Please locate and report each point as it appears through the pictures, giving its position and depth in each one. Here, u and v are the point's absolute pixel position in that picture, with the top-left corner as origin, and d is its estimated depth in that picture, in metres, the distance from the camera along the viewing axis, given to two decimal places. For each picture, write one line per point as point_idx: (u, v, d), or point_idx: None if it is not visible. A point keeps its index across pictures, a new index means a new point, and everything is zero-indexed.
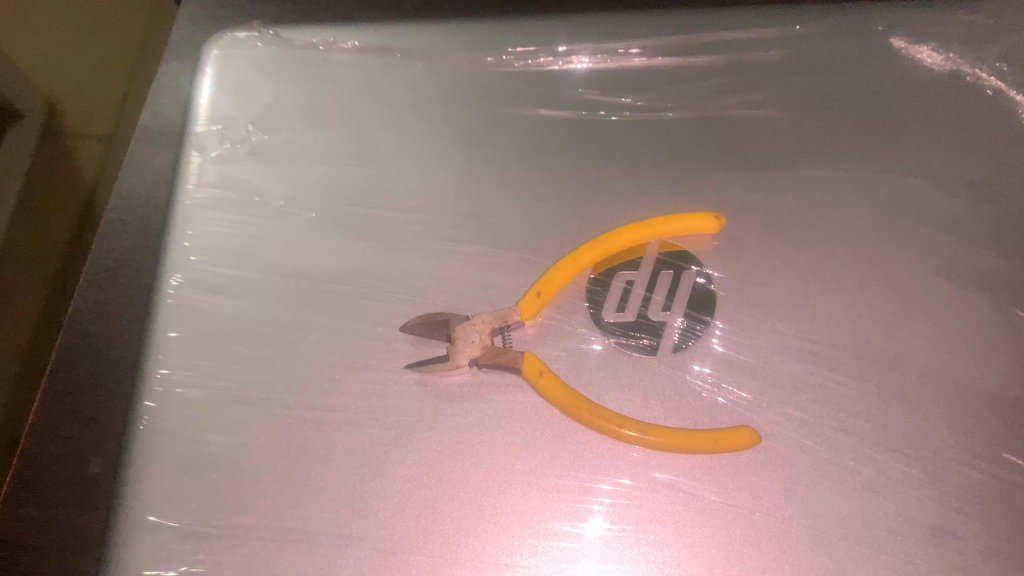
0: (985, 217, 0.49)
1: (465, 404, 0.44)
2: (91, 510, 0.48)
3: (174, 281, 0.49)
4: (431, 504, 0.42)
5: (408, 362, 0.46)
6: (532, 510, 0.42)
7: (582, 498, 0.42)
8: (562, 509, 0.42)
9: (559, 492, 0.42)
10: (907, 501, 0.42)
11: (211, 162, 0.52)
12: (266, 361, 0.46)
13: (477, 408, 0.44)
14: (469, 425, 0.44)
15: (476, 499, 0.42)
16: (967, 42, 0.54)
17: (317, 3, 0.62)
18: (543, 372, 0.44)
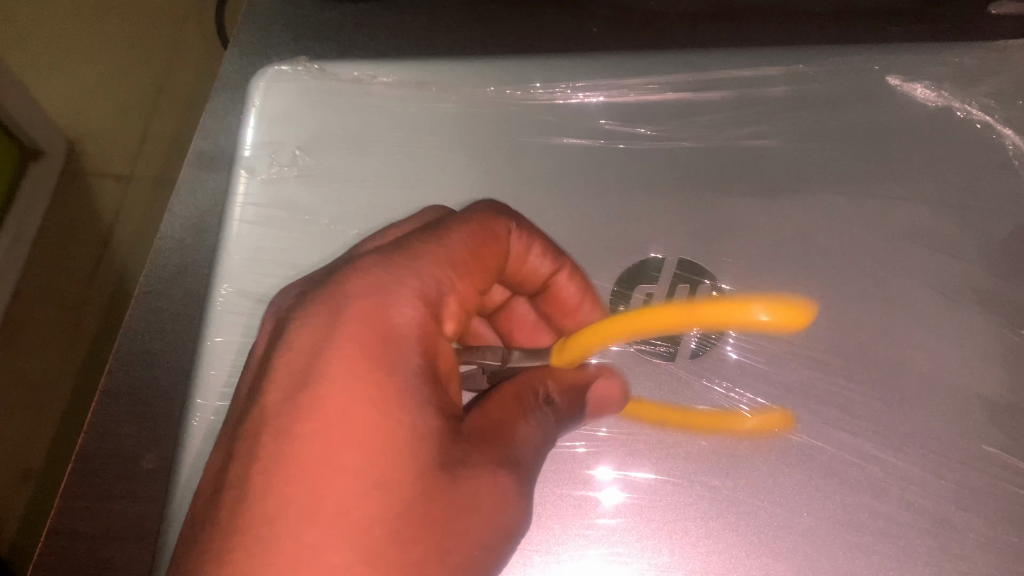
0: (978, 238, 0.54)
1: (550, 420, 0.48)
2: (145, 501, 0.51)
3: (222, 289, 0.54)
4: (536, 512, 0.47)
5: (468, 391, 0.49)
6: (543, 500, 0.47)
7: (590, 489, 0.47)
8: (575, 500, 0.47)
9: (568, 483, 0.47)
10: (911, 497, 0.47)
11: (261, 184, 0.57)
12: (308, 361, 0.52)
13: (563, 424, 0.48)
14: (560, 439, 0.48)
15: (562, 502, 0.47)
16: (957, 81, 0.57)
17: (357, 41, 0.67)
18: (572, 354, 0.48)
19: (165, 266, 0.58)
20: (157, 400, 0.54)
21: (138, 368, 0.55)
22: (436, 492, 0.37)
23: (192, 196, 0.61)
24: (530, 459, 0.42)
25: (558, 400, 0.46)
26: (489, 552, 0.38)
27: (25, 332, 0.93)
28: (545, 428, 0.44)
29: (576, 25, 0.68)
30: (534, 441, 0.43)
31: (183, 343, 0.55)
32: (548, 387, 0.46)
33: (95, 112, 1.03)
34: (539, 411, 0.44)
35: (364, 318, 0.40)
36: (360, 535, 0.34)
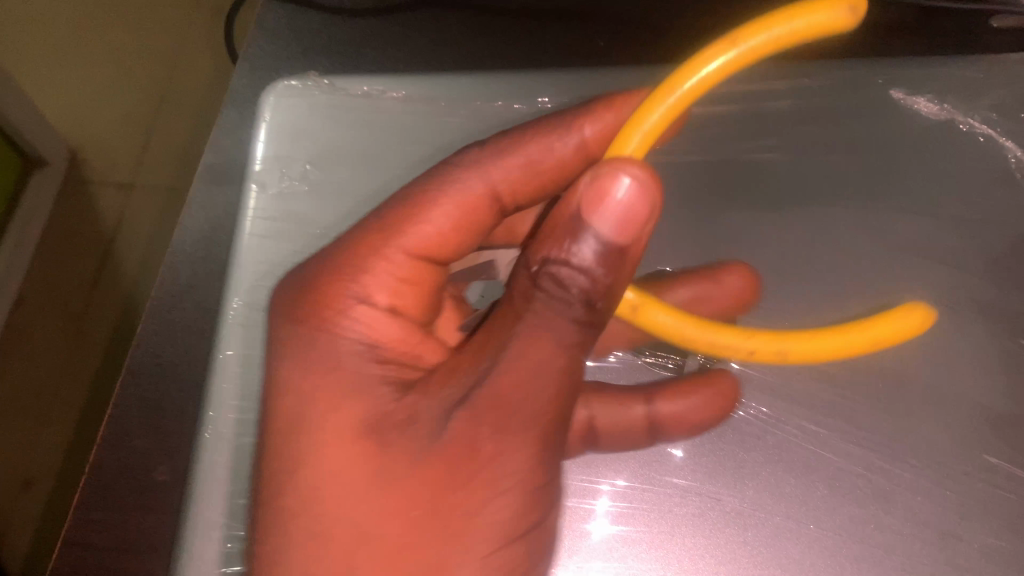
0: (981, 250, 0.54)
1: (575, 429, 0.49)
2: (159, 514, 0.52)
3: (235, 302, 0.54)
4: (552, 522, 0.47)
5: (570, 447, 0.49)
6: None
7: (591, 501, 0.48)
8: (577, 511, 0.47)
9: (568, 497, 0.48)
10: (915, 508, 0.48)
11: (271, 199, 0.57)
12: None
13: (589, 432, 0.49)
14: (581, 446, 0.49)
15: (573, 509, 0.47)
16: (962, 94, 0.58)
17: (365, 56, 0.68)
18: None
19: (177, 278, 0.59)
20: (170, 412, 0.54)
21: (149, 380, 0.55)
22: (389, 430, 0.41)
23: (203, 209, 0.61)
24: (518, 370, 0.39)
25: (570, 271, 0.38)
26: (494, 488, 0.39)
27: (26, 342, 0.86)
28: (551, 320, 0.39)
29: (582, 39, 0.69)
30: (530, 345, 0.39)
31: (195, 356, 0.56)
32: (555, 255, 0.39)
33: (96, 119, 0.95)
34: (542, 292, 0.39)
35: (302, 303, 0.47)
36: (359, 488, 0.40)
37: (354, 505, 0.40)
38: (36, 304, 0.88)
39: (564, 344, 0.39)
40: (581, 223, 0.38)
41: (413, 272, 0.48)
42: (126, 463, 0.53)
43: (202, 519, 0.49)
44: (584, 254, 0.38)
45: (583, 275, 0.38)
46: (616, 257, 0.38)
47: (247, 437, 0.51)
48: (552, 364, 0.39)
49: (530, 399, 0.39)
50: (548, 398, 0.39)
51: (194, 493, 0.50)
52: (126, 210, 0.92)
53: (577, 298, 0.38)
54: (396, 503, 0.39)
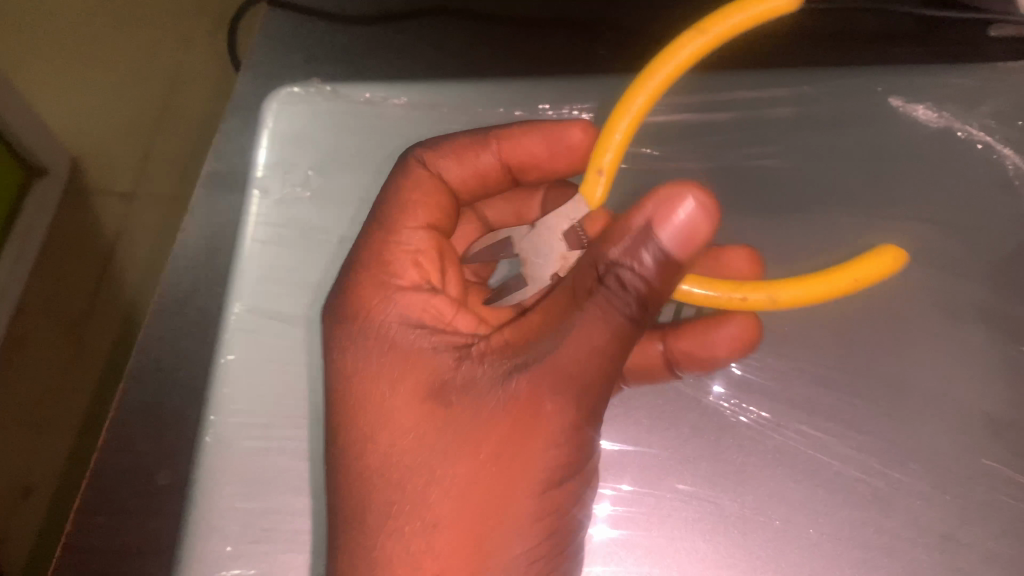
0: (980, 255, 0.54)
1: None
2: (158, 517, 0.52)
3: (236, 307, 0.55)
4: None
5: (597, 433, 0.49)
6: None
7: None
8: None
9: None
10: (915, 512, 0.48)
11: (274, 204, 0.58)
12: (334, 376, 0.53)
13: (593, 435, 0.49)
14: None
15: None
16: (960, 102, 0.59)
17: (368, 63, 0.68)
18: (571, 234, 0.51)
19: (179, 283, 0.59)
20: (172, 416, 0.55)
21: (152, 383, 0.55)
22: (450, 395, 0.42)
23: (207, 216, 0.62)
24: (577, 352, 0.40)
25: (629, 274, 0.39)
26: (553, 441, 0.40)
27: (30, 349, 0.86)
28: (607, 316, 0.39)
29: (584, 47, 0.69)
30: (590, 331, 0.39)
31: (197, 361, 0.56)
32: (616, 257, 0.39)
33: (99, 126, 0.95)
34: (602, 287, 0.39)
35: (354, 297, 0.48)
36: (425, 443, 0.41)
37: (425, 456, 0.41)
38: (38, 311, 0.88)
39: (624, 329, 0.40)
40: (643, 231, 0.39)
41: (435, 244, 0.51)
42: (127, 467, 0.53)
43: (203, 523, 0.49)
44: (644, 261, 0.39)
45: (640, 277, 0.39)
46: (671, 263, 0.39)
47: (247, 441, 0.51)
48: (605, 352, 0.40)
49: (590, 374, 0.40)
50: (606, 370, 0.40)
51: (195, 497, 0.50)
52: (127, 220, 0.93)
53: (632, 298, 0.39)
54: (467, 459, 0.40)
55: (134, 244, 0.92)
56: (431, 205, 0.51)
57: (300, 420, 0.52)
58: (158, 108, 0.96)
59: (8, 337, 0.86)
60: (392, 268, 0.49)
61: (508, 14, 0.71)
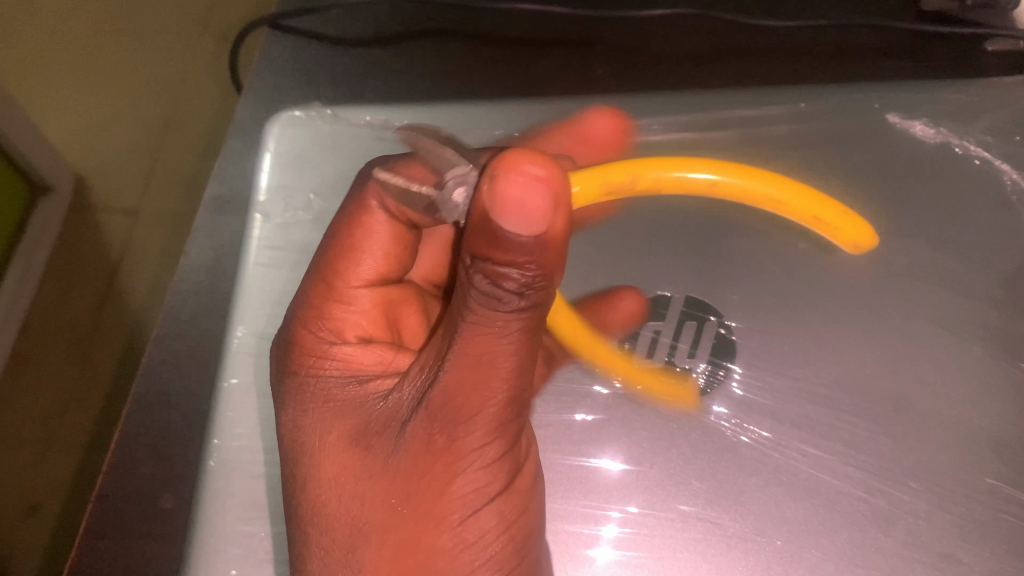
0: (977, 271, 0.55)
1: (579, 453, 0.50)
2: (162, 541, 0.52)
3: (239, 331, 0.55)
4: (556, 545, 0.48)
5: (572, 454, 0.50)
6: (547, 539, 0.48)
7: (593, 526, 0.48)
8: (581, 537, 0.48)
9: (570, 522, 0.49)
10: (916, 531, 0.48)
11: (275, 227, 0.58)
12: None
13: (593, 455, 0.50)
14: (585, 469, 0.49)
15: (575, 531, 0.48)
16: (956, 118, 0.59)
17: (367, 85, 0.69)
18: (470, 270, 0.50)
19: (181, 307, 0.59)
20: (176, 439, 0.55)
21: (155, 407, 0.56)
22: (370, 437, 0.41)
23: (208, 239, 0.62)
24: (465, 371, 0.37)
25: (500, 269, 0.36)
26: (463, 473, 0.39)
27: (35, 366, 0.86)
28: (488, 320, 0.37)
29: (583, 66, 0.70)
30: (476, 343, 0.37)
31: (200, 384, 0.57)
32: (479, 256, 0.37)
33: (102, 143, 0.94)
34: (474, 288, 0.37)
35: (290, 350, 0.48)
36: (346, 488, 0.41)
37: (348, 499, 0.40)
38: (44, 328, 0.87)
39: (511, 331, 0.37)
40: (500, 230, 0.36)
41: (381, 297, 0.50)
42: (133, 491, 0.53)
43: (206, 548, 0.49)
44: (506, 249, 0.36)
45: (512, 269, 0.36)
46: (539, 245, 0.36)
47: (249, 465, 0.51)
48: (498, 360, 0.37)
49: (488, 393, 0.38)
50: (503, 383, 0.38)
51: (198, 521, 0.50)
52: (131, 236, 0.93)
53: (509, 293, 0.37)
54: (379, 495, 0.39)
55: (139, 260, 0.92)
56: (380, 252, 0.50)
57: None
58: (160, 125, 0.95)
59: (14, 354, 0.85)
60: (335, 327, 0.48)
61: (505, 35, 0.71)
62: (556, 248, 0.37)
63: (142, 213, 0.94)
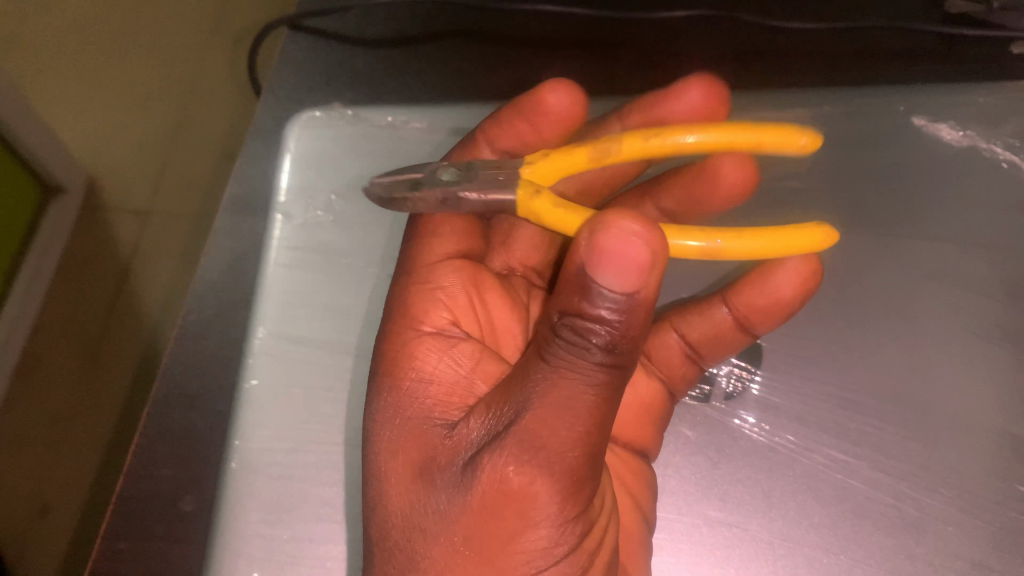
0: (1006, 275, 0.54)
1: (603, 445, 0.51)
2: (185, 543, 0.52)
3: (259, 332, 0.55)
4: None
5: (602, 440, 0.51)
6: None
7: None
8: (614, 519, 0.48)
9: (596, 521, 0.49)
10: (947, 538, 0.47)
11: (298, 228, 0.58)
12: (359, 400, 0.53)
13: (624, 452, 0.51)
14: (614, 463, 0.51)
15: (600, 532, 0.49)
16: (983, 120, 0.58)
17: (387, 85, 0.69)
18: (538, 192, 0.43)
19: (203, 307, 0.59)
20: (199, 440, 0.55)
21: (178, 409, 0.56)
22: (435, 472, 0.39)
23: (229, 240, 0.62)
24: (538, 421, 0.36)
25: (588, 323, 0.35)
26: (544, 521, 0.37)
27: (45, 370, 0.84)
28: (572, 376, 0.36)
29: (603, 69, 0.69)
30: (552, 391, 0.36)
31: (220, 385, 0.56)
32: (572, 308, 0.36)
33: (112, 146, 0.93)
34: (559, 339, 0.36)
35: (383, 352, 0.46)
36: (411, 519, 0.39)
37: (416, 533, 0.39)
38: (55, 330, 0.86)
39: (592, 385, 0.36)
40: (593, 283, 0.35)
41: (465, 274, 0.50)
42: (154, 494, 0.53)
43: (228, 549, 0.49)
44: (600, 313, 0.35)
45: (602, 326, 0.35)
46: (630, 303, 0.35)
47: (272, 465, 0.51)
48: (578, 414, 0.36)
49: (569, 445, 0.36)
50: (580, 434, 0.36)
51: (221, 523, 0.50)
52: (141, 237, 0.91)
53: (596, 347, 0.35)
54: (461, 530, 0.37)
55: (154, 262, 0.90)
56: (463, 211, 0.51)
57: (326, 447, 0.52)
58: (174, 126, 0.94)
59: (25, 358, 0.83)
60: (419, 312, 0.48)
61: (526, 36, 0.71)
62: (645, 306, 0.36)
63: (150, 215, 0.92)
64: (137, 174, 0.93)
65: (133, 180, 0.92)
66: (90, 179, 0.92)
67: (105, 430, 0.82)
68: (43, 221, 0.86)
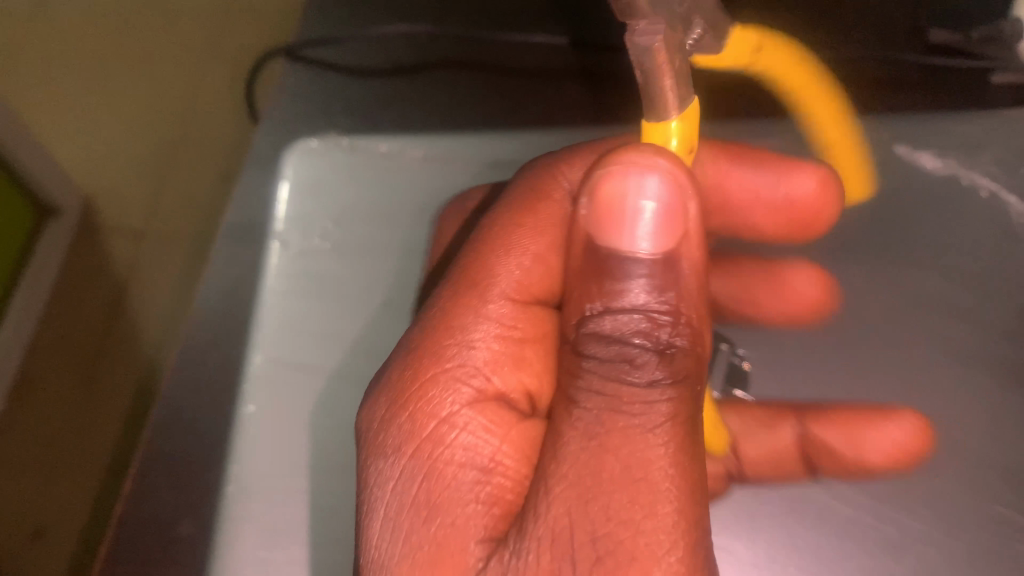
0: (986, 302, 0.55)
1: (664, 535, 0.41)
2: (179, 566, 0.52)
3: (256, 358, 0.56)
4: None
5: None
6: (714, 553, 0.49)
7: None
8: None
9: None
10: (927, 559, 0.48)
11: (294, 256, 0.60)
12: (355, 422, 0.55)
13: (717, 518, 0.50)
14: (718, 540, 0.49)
15: None
16: (962, 150, 0.60)
17: (383, 112, 0.69)
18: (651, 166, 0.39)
19: (201, 332, 0.60)
20: (196, 464, 0.55)
21: (175, 432, 0.56)
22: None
23: (226, 267, 0.62)
24: (598, 468, 0.32)
25: (623, 315, 0.34)
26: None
27: (41, 392, 0.85)
28: (628, 403, 0.33)
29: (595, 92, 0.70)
30: (618, 431, 0.32)
31: (218, 410, 0.57)
32: (596, 307, 0.35)
33: (111, 167, 0.94)
34: (595, 360, 0.34)
35: (409, 414, 0.37)
36: None
37: None
38: (49, 352, 0.87)
39: (660, 425, 0.33)
40: (620, 257, 0.35)
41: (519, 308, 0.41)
42: (152, 518, 0.54)
43: (225, 568, 0.51)
44: (638, 290, 0.35)
45: (645, 324, 0.34)
46: (669, 270, 0.35)
47: (269, 488, 0.53)
48: (659, 444, 0.32)
49: (662, 486, 0.32)
50: (668, 476, 0.32)
51: (218, 544, 0.52)
52: (138, 259, 0.92)
53: (640, 348, 0.34)
54: None
55: (147, 285, 0.91)
56: (545, 238, 0.43)
57: (322, 469, 0.53)
58: (169, 149, 0.95)
59: (20, 379, 0.84)
60: (458, 361, 0.39)
61: (521, 64, 0.72)
62: (687, 269, 0.35)
63: (147, 237, 0.92)
64: (131, 195, 0.93)
65: (126, 200, 0.93)
66: (86, 201, 0.93)
67: (103, 455, 0.83)
68: (43, 247, 0.88)
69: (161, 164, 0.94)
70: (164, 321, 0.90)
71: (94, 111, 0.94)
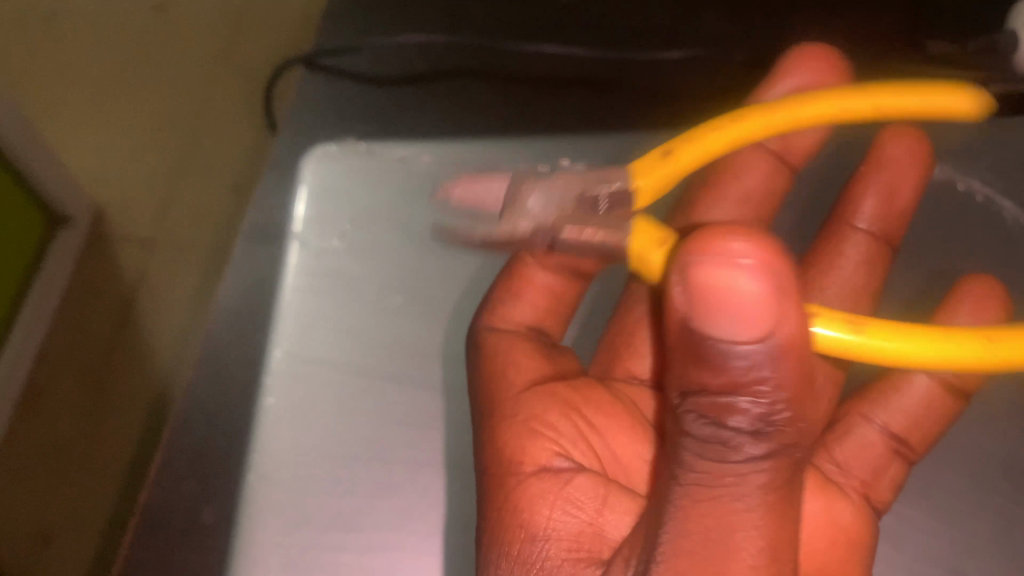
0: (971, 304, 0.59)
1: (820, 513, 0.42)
2: (207, 554, 0.54)
3: (276, 353, 0.59)
4: None
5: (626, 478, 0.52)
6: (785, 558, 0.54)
7: None
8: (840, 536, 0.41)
9: None
10: None
11: (314, 256, 0.63)
12: (374, 415, 0.58)
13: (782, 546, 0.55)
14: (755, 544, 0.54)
15: None
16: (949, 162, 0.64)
17: (399, 118, 0.72)
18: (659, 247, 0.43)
19: (221, 329, 0.60)
20: (217, 454, 0.56)
21: (196, 425, 0.57)
22: None
23: (248, 265, 0.63)
24: (698, 549, 0.35)
25: (726, 405, 0.34)
26: None
27: (50, 397, 0.85)
28: (728, 483, 0.35)
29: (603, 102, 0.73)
30: (702, 509, 0.35)
31: (240, 403, 0.58)
32: (694, 386, 0.35)
33: (123, 175, 0.95)
34: (694, 433, 0.35)
35: (487, 499, 0.49)
36: None
37: None
38: (58, 357, 0.87)
39: (751, 493, 0.35)
40: (718, 338, 0.32)
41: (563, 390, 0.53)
42: (175, 508, 0.55)
43: (249, 555, 0.53)
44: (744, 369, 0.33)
45: (746, 411, 0.34)
46: (771, 349, 0.33)
47: (292, 478, 0.55)
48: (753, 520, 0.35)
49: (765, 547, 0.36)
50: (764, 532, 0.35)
51: (239, 533, 0.54)
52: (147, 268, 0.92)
53: (738, 430, 0.34)
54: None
55: (155, 294, 0.91)
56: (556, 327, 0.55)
57: (343, 460, 0.56)
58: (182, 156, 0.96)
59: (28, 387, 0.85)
60: (520, 451, 0.49)
61: (533, 72, 0.74)
62: (794, 353, 0.33)
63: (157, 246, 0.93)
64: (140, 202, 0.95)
65: (134, 207, 0.94)
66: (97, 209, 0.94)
67: (120, 461, 0.83)
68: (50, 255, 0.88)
69: (173, 170, 0.96)
70: (178, 331, 0.89)
71: (108, 123, 0.96)
